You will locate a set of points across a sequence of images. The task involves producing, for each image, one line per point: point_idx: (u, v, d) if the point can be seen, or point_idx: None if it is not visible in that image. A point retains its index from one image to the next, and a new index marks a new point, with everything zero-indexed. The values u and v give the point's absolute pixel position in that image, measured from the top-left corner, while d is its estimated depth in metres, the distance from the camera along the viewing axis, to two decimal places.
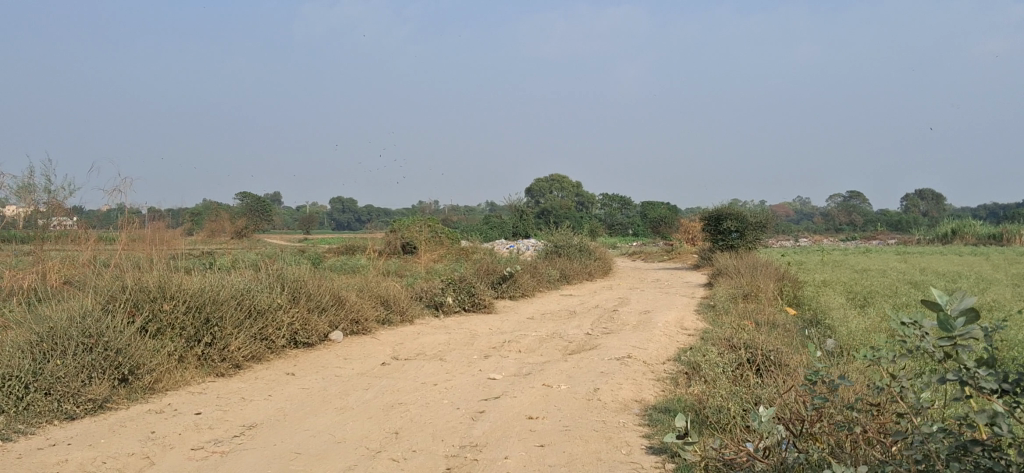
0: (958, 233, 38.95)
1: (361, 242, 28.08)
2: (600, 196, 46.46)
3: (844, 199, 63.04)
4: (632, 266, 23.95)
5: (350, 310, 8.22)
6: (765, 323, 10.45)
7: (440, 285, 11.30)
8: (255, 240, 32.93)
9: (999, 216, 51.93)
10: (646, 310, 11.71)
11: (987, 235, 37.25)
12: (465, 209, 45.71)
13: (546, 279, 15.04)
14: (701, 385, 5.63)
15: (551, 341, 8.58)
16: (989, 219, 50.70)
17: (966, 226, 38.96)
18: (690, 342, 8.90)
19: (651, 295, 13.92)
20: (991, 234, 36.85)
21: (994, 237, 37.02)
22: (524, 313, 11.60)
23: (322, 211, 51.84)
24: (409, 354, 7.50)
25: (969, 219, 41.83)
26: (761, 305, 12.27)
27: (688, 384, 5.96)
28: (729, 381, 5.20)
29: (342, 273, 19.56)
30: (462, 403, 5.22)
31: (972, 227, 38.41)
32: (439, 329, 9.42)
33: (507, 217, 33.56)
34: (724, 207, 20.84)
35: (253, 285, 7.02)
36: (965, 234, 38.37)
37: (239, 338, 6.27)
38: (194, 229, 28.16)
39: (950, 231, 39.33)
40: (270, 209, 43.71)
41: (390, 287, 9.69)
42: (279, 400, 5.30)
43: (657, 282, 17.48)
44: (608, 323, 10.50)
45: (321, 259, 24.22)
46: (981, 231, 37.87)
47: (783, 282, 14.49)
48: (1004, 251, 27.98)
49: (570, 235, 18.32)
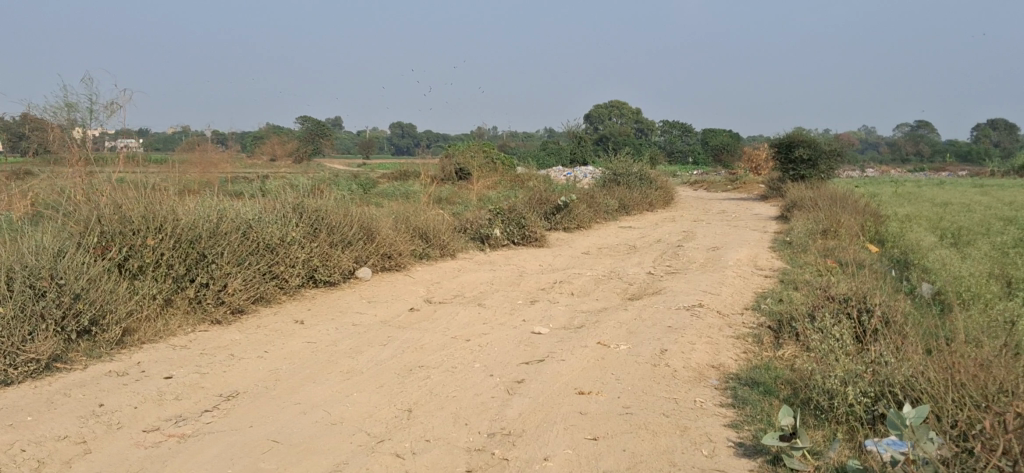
0: None
1: (413, 167, 27.16)
2: (661, 121, 44.86)
3: (913, 129, 60.45)
4: (694, 196, 22.70)
5: (382, 246, 7.24)
6: (850, 263, 9.28)
7: (487, 216, 10.28)
8: (308, 164, 32.25)
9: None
10: (715, 246, 10.58)
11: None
12: (523, 135, 44.58)
13: (604, 210, 13.93)
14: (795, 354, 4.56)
15: (609, 282, 7.53)
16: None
17: None
18: (768, 287, 7.78)
19: (719, 229, 12.76)
20: None
21: None
22: (580, 248, 10.55)
23: (378, 135, 51.03)
24: (445, 297, 6.53)
25: None
26: (843, 241, 11.08)
27: (776, 347, 4.88)
28: (833, 348, 4.16)
29: (391, 200, 18.65)
30: (498, 369, 4.21)
31: None
32: (485, 265, 8.42)
33: (565, 144, 32.36)
34: (796, 135, 19.43)
35: (265, 214, 6.03)
36: None
37: (241, 278, 5.31)
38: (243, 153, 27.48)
39: None
40: (329, 133, 43.03)
41: (430, 216, 8.69)
42: (274, 358, 4.35)
43: (723, 213, 16.30)
44: (673, 262, 9.38)
45: (372, 185, 23.35)
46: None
47: (865, 216, 13.23)
48: None
49: (629, 162, 17.04)
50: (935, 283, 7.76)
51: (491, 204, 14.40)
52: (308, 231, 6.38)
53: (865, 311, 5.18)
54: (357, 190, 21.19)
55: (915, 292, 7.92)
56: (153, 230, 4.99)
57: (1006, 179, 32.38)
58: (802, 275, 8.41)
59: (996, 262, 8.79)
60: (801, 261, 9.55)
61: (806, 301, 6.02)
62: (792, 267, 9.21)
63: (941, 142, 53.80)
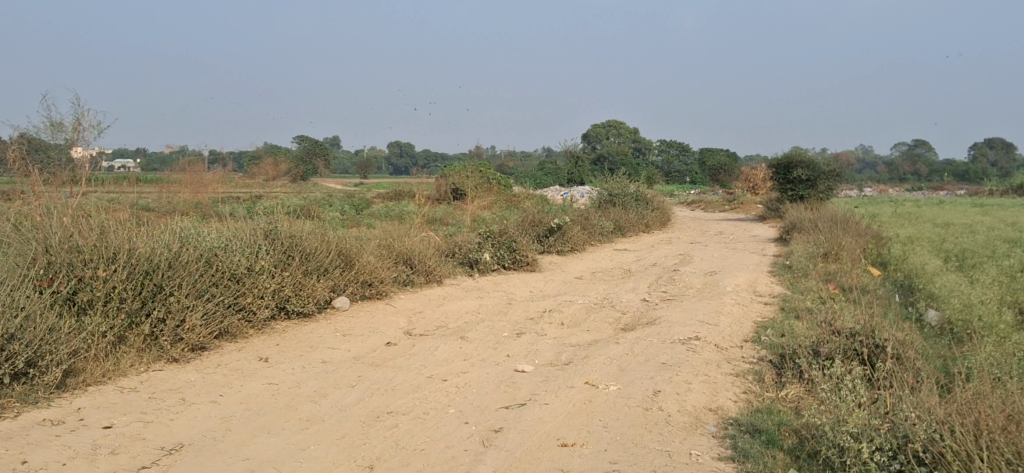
0: None
1: (408, 187, 26.81)
2: (659, 141, 44.59)
3: (911, 148, 60.28)
4: (692, 217, 22.35)
5: (361, 273, 6.88)
6: (853, 290, 8.93)
7: (476, 239, 9.90)
8: (303, 184, 31.95)
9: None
10: (713, 271, 10.21)
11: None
12: (521, 155, 44.32)
13: (600, 232, 13.57)
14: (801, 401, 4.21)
15: (601, 310, 7.16)
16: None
17: None
18: (769, 315, 7.42)
19: (717, 251, 12.39)
20: None
21: None
22: (573, 272, 10.18)
23: (376, 154, 50.79)
24: (427, 329, 6.16)
25: None
26: (845, 265, 10.72)
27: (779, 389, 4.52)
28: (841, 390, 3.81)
29: (384, 221, 18.30)
30: (474, 415, 3.84)
31: None
32: (472, 292, 8.05)
33: (562, 164, 32.06)
34: (795, 155, 19.12)
35: (233, 243, 5.67)
36: None
37: (202, 312, 4.94)
38: (235, 173, 27.15)
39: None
40: (326, 152, 42.76)
41: (415, 240, 8.32)
42: (230, 403, 3.97)
43: (721, 235, 15.95)
44: (669, 288, 9.00)
45: (367, 205, 23.00)
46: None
47: (866, 238, 12.86)
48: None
49: (625, 182, 16.70)
50: (941, 315, 7.39)
51: (483, 226, 14.04)
52: (281, 258, 6.01)
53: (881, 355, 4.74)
54: (350, 211, 20.84)
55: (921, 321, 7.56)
56: (106, 262, 4.63)
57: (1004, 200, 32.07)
58: (804, 302, 8.04)
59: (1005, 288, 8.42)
60: (803, 287, 9.17)
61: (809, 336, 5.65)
62: (793, 293, 8.83)
63: (939, 161, 53.58)
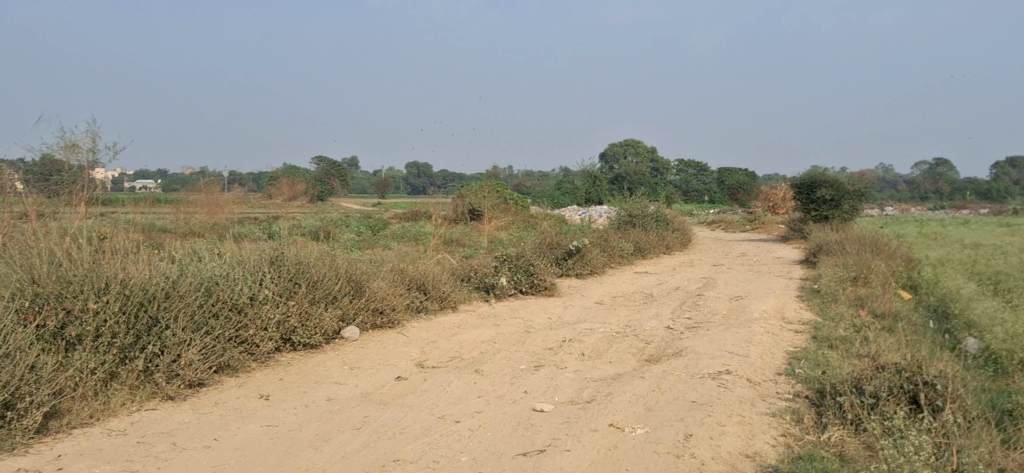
0: None
1: (424, 207, 26.56)
2: (677, 160, 44.21)
3: (931, 166, 59.68)
4: (713, 237, 21.96)
5: (371, 301, 6.58)
6: (886, 318, 8.55)
7: (493, 263, 9.58)
8: (320, 204, 31.78)
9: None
10: (738, 296, 9.84)
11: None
12: (538, 174, 44.06)
13: (620, 255, 13.22)
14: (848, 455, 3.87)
15: (624, 339, 6.82)
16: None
17: None
18: (800, 344, 7.07)
19: (741, 274, 12.02)
20: None
21: None
22: (593, 297, 9.85)
23: (393, 175, 50.68)
24: (440, 360, 5.84)
25: None
26: (874, 290, 10.35)
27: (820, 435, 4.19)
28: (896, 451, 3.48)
29: (399, 243, 18.02)
30: (489, 464, 3.52)
31: None
32: (488, 320, 7.72)
33: (580, 183, 31.76)
34: (817, 175, 18.73)
35: (235, 271, 5.37)
36: None
37: (199, 347, 4.63)
38: (251, 194, 26.97)
39: None
40: (344, 172, 42.63)
41: (428, 265, 8.00)
42: (224, 449, 3.67)
43: (744, 256, 15.58)
44: (694, 314, 8.65)
45: (384, 226, 22.74)
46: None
47: (895, 260, 12.47)
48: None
49: (645, 202, 16.37)
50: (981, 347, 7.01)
51: (500, 248, 13.71)
52: (287, 287, 5.71)
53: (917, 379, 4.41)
54: (366, 232, 20.58)
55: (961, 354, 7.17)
56: (97, 293, 4.35)
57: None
58: (836, 330, 7.68)
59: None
60: (833, 313, 8.80)
61: (849, 371, 5.29)
62: (823, 320, 8.46)
63: (961, 179, 52.94)
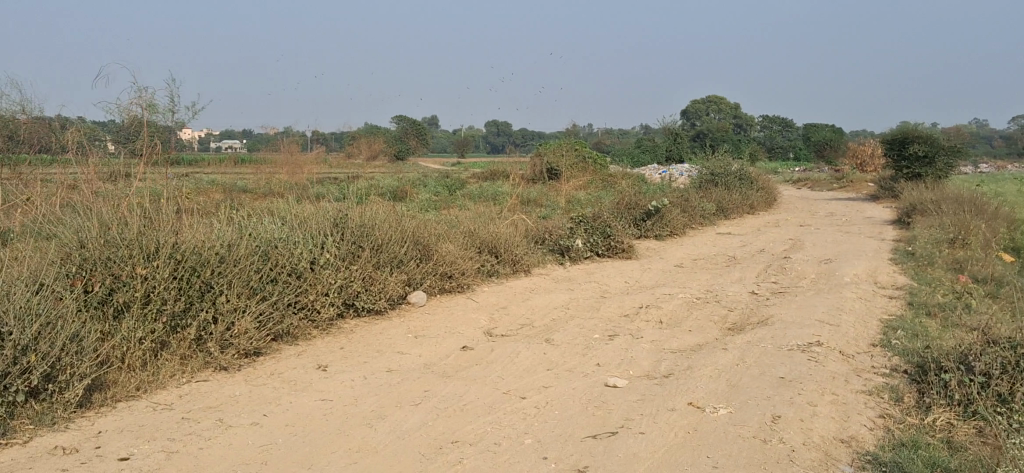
0: None
1: (501, 165, 26.28)
2: (761, 117, 43.00)
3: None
4: (798, 196, 21.19)
5: (439, 265, 6.31)
6: (989, 284, 7.98)
7: (568, 224, 9.23)
8: (398, 163, 31.78)
9: None
10: (827, 259, 9.32)
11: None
12: (617, 132, 43.38)
13: (701, 215, 12.73)
14: (957, 448, 3.49)
15: (704, 305, 6.43)
16: None
17: None
18: (896, 312, 6.58)
19: (830, 235, 11.45)
20: None
21: None
22: (672, 260, 9.44)
23: (472, 134, 50.53)
24: (510, 328, 5.56)
25: None
26: (975, 252, 9.71)
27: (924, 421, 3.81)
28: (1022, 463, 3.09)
29: (475, 203, 17.79)
30: (554, 448, 3.23)
31: None
32: (562, 283, 7.40)
33: (660, 141, 31.09)
34: (911, 130, 17.84)
35: (295, 234, 5.15)
36: None
37: (254, 315, 4.43)
38: (330, 153, 27.04)
39: None
40: (423, 132, 42.59)
41: (500, 227, 7.70)
42: (273, 426, 3.46)
43: (832, 216, 14.93)
44: (780, 279, 8.18)
45: (461, 186, 22.52)
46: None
47: (997, 220, 11.72)
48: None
49: (728, 161, 15.78)
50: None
51: (577, 208, 13.35)
52: (350, 249, 5.48)
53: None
54: (443, 192, 20.38)
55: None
56: (147, 258, 4.18)
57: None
58: (935, 296, 7.15)
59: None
60: (930, 277, 8.25)
61: (955, 346, 4.84)
62: (920, 284, 7.92)
63: None
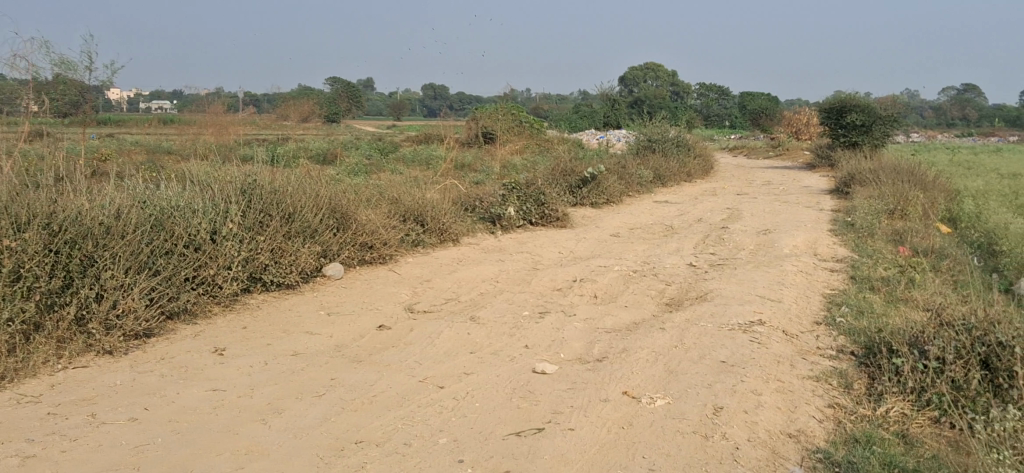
0: None
1: (436, 129, 25.75)
2: (698, 84, 43.02)
3: (957, 93, 58.07)
4: (735, 164, 21.09)
5: (358, 235, 5.89)
6: (928, 258, 7.80)
7: (500, 191, 8.83)
8: (331, 126, 31.01)
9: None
10: (766, 229, 9.09)
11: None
12: (556, 97, 43.01)
13: (638, 182, 12.44)
14: (913, 445, 3.20)
15: (641, 279, 6.10)
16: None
17: None
18: (838, 287, 6.33)
19: (768, 205, 11.23)
20: None
21: None
22: (608, 229, 9.12)
23: (409, 97, 49.73)
24: (432, 305, 5.17)
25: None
26: (914, 224, 9.56)
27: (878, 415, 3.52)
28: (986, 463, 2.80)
29: (408, 167, 17.30)
30: (474, 448, 2.85)
31: None
32: (492, 254, 7.01)
33: (598, 107, 30.82)
34: (849, 99, 17.74)
35: (193, 202, 4.68)
36: None
37: (143, 292, 3.97)
38: (259, 114, 26.20)
39: None
40: (358, 94, 41.70)
41: (428, 195, 7.27)
42: (152, 423, 3.02)
43: (769, 185, 14.77)
44: (718, 250, 7.91)
45: (395, 149, 21.98)
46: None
47: (934, 191, 11.62)
48: None
49: (665, 127, 15.52)
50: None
51: (512, 174, 12.95)
52: (257, 218, 5.04)
53: (990, 341, 3.67)
54: (375, 155, 19.84)
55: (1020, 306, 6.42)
56: (16, 229, 3.69)
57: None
58: (877, 270, 6.93)
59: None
60: (871, 249, 8.05)
61: (904, 326, 4.58)
62: (861, 257, 7.71)
63: (989, 106, 51.55)
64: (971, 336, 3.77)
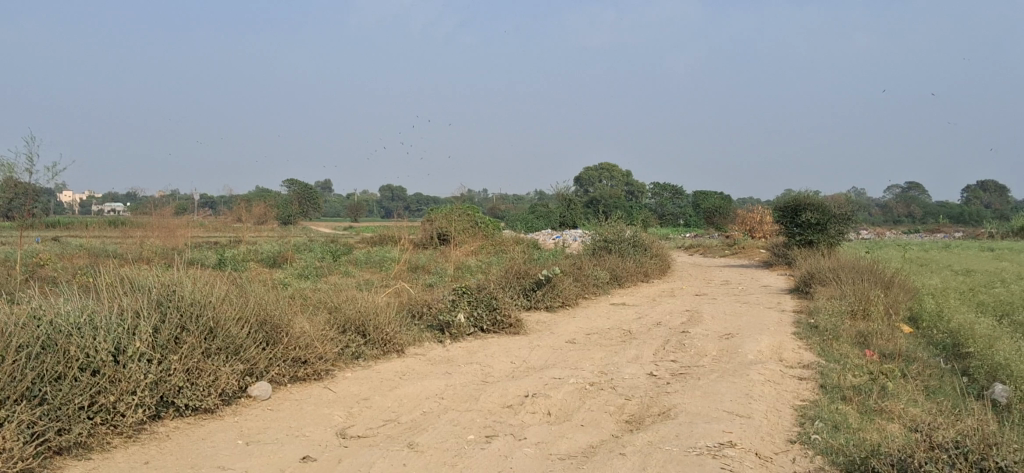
0: None
1: (389, 229, 25.34)
2: (652, 183, 43.31)
3: (903, 191, 59.25)
4: (692, 263, 20.88)
5: (289, 350, 5.40)
6: (896, 362, 7.45)
7: (449, 296, 8.37)
8: (283, 227, 30.46)
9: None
10: (728, 333, 8.69)
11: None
12: (512, 198, 42.99)
13: (594, 283, 12.05)
14: None
15: (598, 392, 5.64)
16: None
17: None
18: (808, 397, 5.93)
19: (728, 307, 10.88)
20: None
21: None
22: (564, 334, 8.66)
23: (365, 198, 49.46)
24: (367, 429, 4.66)
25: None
26: (877, 324, 9.25)
27: None
28: None
29: (358, 270, 16.82)
30: None
31: None
32: (439, 366, 6.52)
33: (553, 207, 30.74)
34: (802, 198, 17.68)
35: (96, 321, 4.20)
36: None
37: (21, 427, 3.45)
38: (209, 216, 25.62)
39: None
40: (314, 196, 41.30)
41: (370, 303, 6.81)
42: None
43: (727, 284, 14.49)
44: (679, 357, 7.47)
45: (348, 251, 21.51)
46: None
47: (894, 290, 11.38)
48: None
49: (620, 227, 15.26)
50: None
51: (464, 277, 12.51)
52: (172, 334, 4.56)
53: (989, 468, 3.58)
54: (327, 257, 19.34)
55: (999, 417, 6.04)
56: None
57: (1005, 244, 30.87)
58: (847, 377, 6.54)
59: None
60: (837, 354, 7.69)
61: (887, 447, 4.16)
62: (828, 362, 7.32)
63: (935, 202, 52.55)
64: (966, 460, 3.66)
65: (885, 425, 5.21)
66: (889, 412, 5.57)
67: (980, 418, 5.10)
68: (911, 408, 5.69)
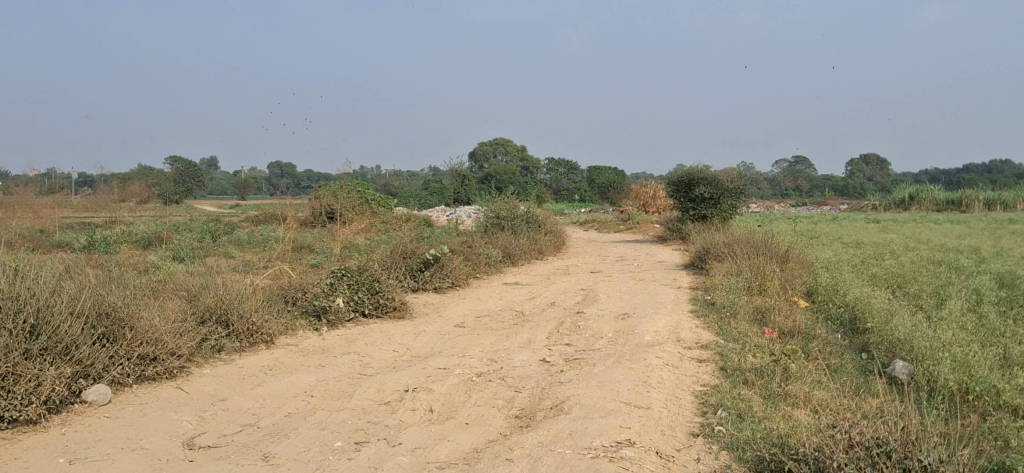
0: (914, 199, 37.40)
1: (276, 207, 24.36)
2: (547, 159, 43.11)
3: (790, 165, 60.77)
4: (587, 238, 20.64)
5: (132, 347, 4.77)
6: (796, 341, 7.20)
7: (327, 279, 7.77)
8: (165, 205, 29.04)
9: (946, 182, 50.16)
10: (624, 313, 8.33)
11: (945, 200, 36.34)
12: (407, 174, 42.17)
13: (486, 262, 11.58)
14: None
15: (485, 384, 5.16)
16: (939, 185, 48.87)
17: (922, 191, 37.53)
18: (709, 382, 5.58)
19: (623, 284, 10.56)
20: (951, 199, 35.94)
21: (953, 203, 36.04)
22: (452, 318, 8.17)
23: (255, 176, 47.89)
24: (220, 436, 4.08)
25: (923, 186, 39.69)
26: (775, 301, 9.05)
27: None
28: None
29: (241, 251, 15.96)
30: None
31: (929, 193, 37.14)
32: (312, 358, 5.94)
33: (449, 183, 30.17)
34: (697, 172, 17.51)
35: None
36: (921, 200, 36.99)
37: None
38: (83, 196, 24.15)
39: (907, 196, 37.73)
40: (200, 173, 39.62)
41: (235, 289, 6.19)
42: None
43: (622, 261, 14.23)
44: (574, 341, 7.06)
45: (231, 231, 20.54)
46: (939, 196, 36.72)
47: (789, 265, 11.26)
48: (980, 222, 25.52)
49: (514, 202, 14.84)
50: (933, 395, 5.65)
51: (350, 258, 11.87)
52: None
53: (913, 464, 3.29)
54: (207, 237, 18.38)
55: (902, 398, 5.80)
56: None
57: (887, 215, 31.81)
58: (748, 359, 6.23)
59: (989, 344, 6.80)
60: (735, 333, 7.41)
61: (797, 442, 3.81)
62: (727, 342, 7.02)
63: (820, 175, 53.94)
64: (889, 460, 3.36)
65: (791, 412, 4.88)
66: (793, 396, 5.26)
67: (888, 406, 4.81)
68: (815, 391, 5.39)
